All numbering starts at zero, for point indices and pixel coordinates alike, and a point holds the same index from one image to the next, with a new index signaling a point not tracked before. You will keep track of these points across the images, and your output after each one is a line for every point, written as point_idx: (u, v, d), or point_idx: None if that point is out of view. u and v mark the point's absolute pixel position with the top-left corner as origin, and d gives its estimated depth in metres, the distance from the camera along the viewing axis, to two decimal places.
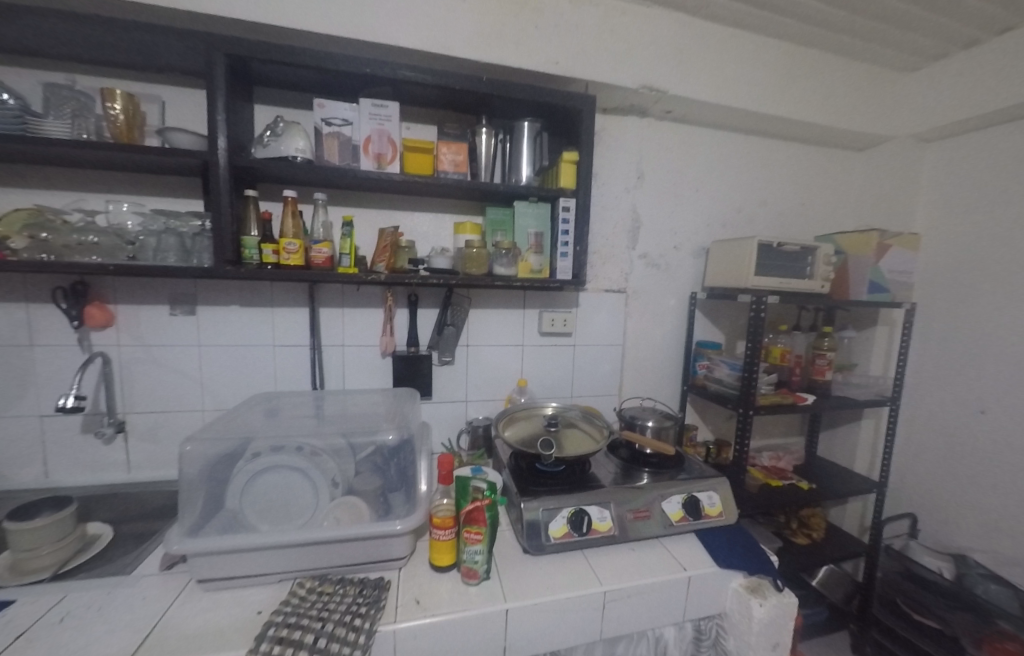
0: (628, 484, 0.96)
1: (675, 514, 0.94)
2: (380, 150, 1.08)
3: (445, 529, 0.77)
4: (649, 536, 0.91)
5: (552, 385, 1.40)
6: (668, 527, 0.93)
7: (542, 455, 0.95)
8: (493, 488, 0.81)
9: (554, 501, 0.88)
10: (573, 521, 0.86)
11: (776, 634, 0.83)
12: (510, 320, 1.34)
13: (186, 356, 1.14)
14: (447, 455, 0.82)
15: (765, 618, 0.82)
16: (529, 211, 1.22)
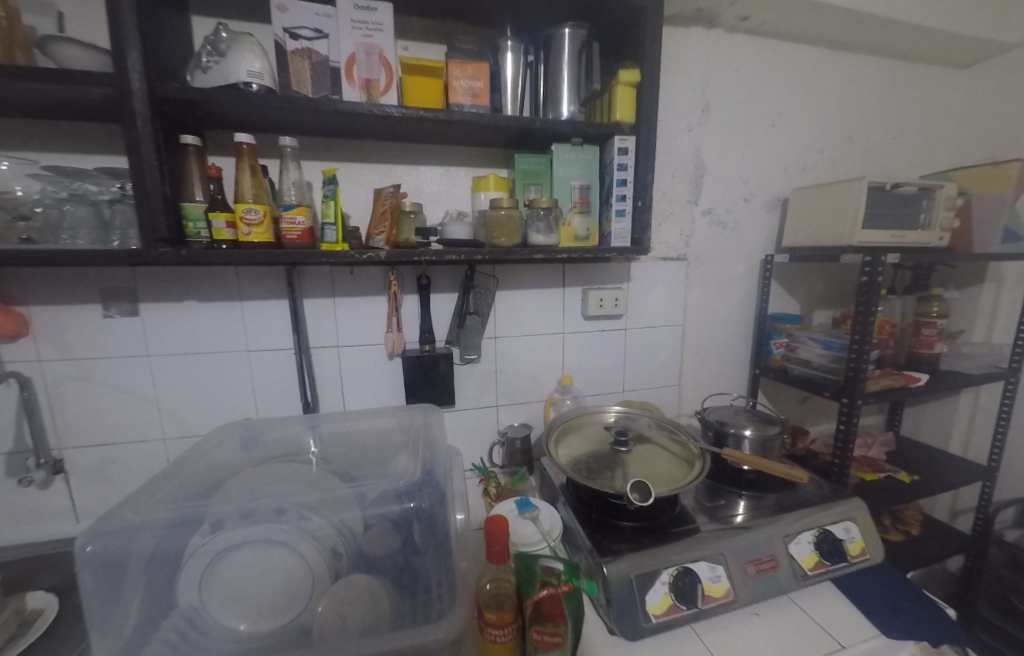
0: (739, 524, 0.70)
1: (807, 560, 0.68)
2: (369, 75, 0.78)
3: (503, 630, 0.53)
4: (777, 595, 0.66)
5: (602, 379, 1.13)
6: (801, 579, 0.67)
7: (625, 498, 0.68)
8: (573, 568, 0.55)
9: (647, 562, 0.62)
10: (678, 590, 0.61)
11: None
12: (548, 303, 1.05)
13: (134, 372, 0.86)
14: (501, 520, 0.56)
15: None
16: (570, 158, 0.90)
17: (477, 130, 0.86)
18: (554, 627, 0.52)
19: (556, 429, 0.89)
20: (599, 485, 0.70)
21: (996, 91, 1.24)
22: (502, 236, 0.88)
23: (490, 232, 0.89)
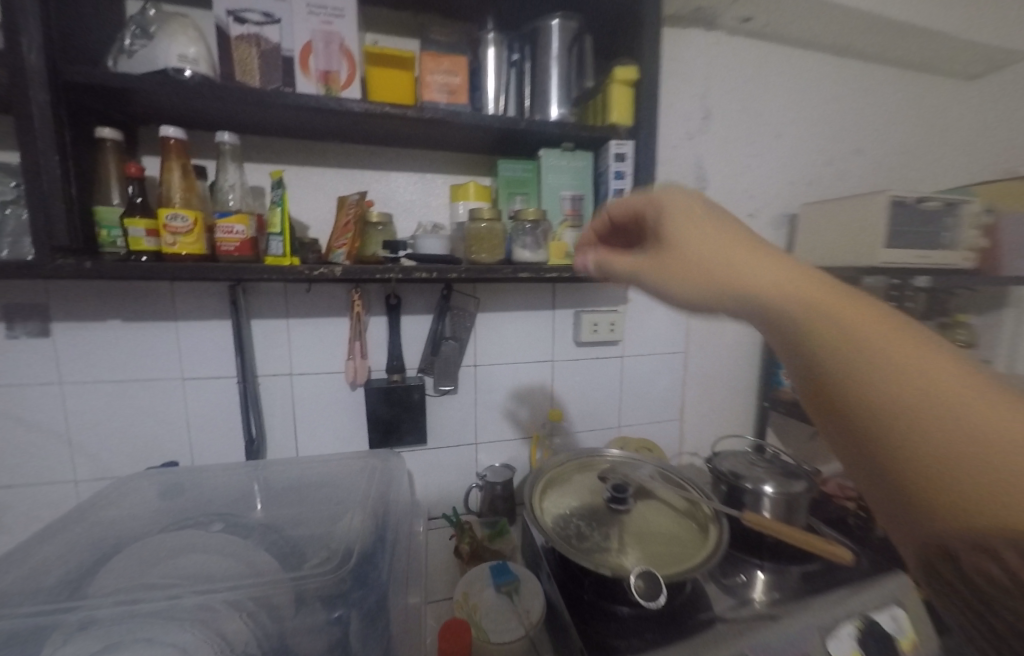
0: (761, 609, 0.57)
1: None
2: (327, 66, 0.67)
3: None
4: None
5: (596, 414, 1.00)
6: None
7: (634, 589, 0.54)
8: None
9: None
10: None
11: None
12: (535, 327, 0.93)
13: (43, 405, 0.73)
14: None
15: None
16: (561, 165, 0.79)
17: (455, 132, 0.76)
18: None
19: (545, 474, 0.77)
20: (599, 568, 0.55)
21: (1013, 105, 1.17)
22: (482, 252, 0.78)
23: (468, 249, 0.79)
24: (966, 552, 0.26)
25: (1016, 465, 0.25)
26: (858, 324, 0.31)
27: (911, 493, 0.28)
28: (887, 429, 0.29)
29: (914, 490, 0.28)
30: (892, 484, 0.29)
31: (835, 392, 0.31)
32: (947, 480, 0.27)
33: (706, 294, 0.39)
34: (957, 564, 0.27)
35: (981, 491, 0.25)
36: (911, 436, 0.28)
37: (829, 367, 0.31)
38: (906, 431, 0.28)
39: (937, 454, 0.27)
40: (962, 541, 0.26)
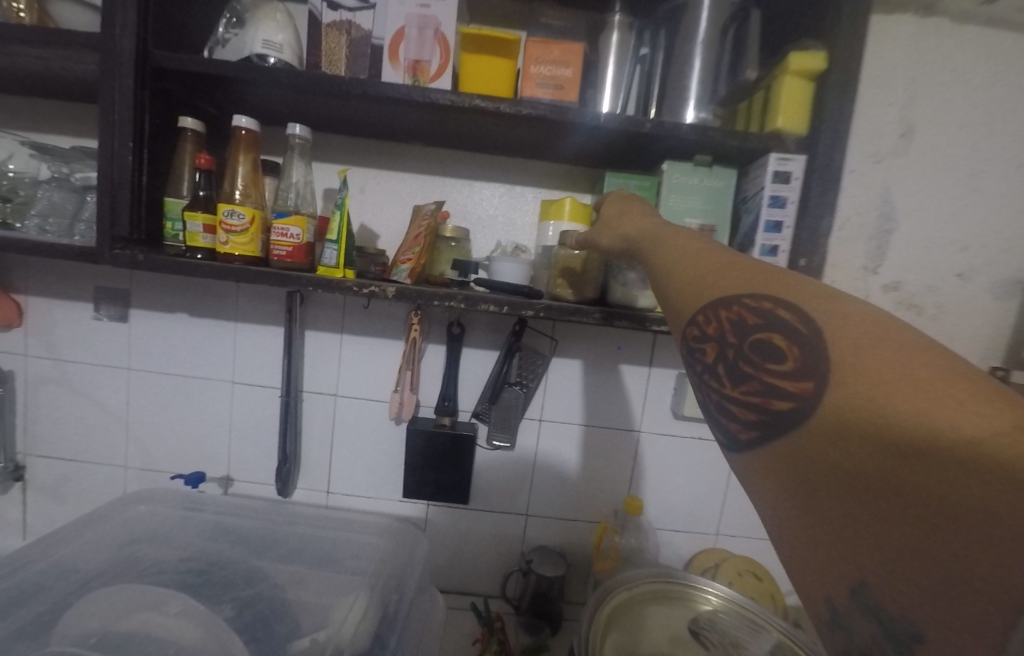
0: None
1: None
2: (418, 55, 0.58)
3: None
4: None
5: (688, 511, 0.76)
6: None
7: None
8: None
9: None
10: None
11: None
12: (622, 385, 0.73)
13: (112, 386, 0.74)
14: None
15: None
16: (689, 184, 0.58)
17: (554, 137, 0.61)
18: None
19: (621, 588, 0.57)
20: None
21: None
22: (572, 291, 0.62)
23: (551, 285, 0.63)
24: (706, 314, 0.31)
25: (742, 272, 0.31)
26: (677, 241, 0.38)
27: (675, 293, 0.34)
28: (666, 262, 0.37)
29: (679, 297, 0.34)
30: (671, 294, 0.35)
31: (646, 248, 0.41)
32: (706, 277, 0.33)
33: (620, 231, 0.47)
34: (705, 336, 0.31)
35: (723, 281, 0.31)
36: (694, 261, 0.35)
37: (645, 235, 0.43)
38: (694, 264, 0.35)
39: (700, 267, 0.34)
40: (708, 305, 0.31)
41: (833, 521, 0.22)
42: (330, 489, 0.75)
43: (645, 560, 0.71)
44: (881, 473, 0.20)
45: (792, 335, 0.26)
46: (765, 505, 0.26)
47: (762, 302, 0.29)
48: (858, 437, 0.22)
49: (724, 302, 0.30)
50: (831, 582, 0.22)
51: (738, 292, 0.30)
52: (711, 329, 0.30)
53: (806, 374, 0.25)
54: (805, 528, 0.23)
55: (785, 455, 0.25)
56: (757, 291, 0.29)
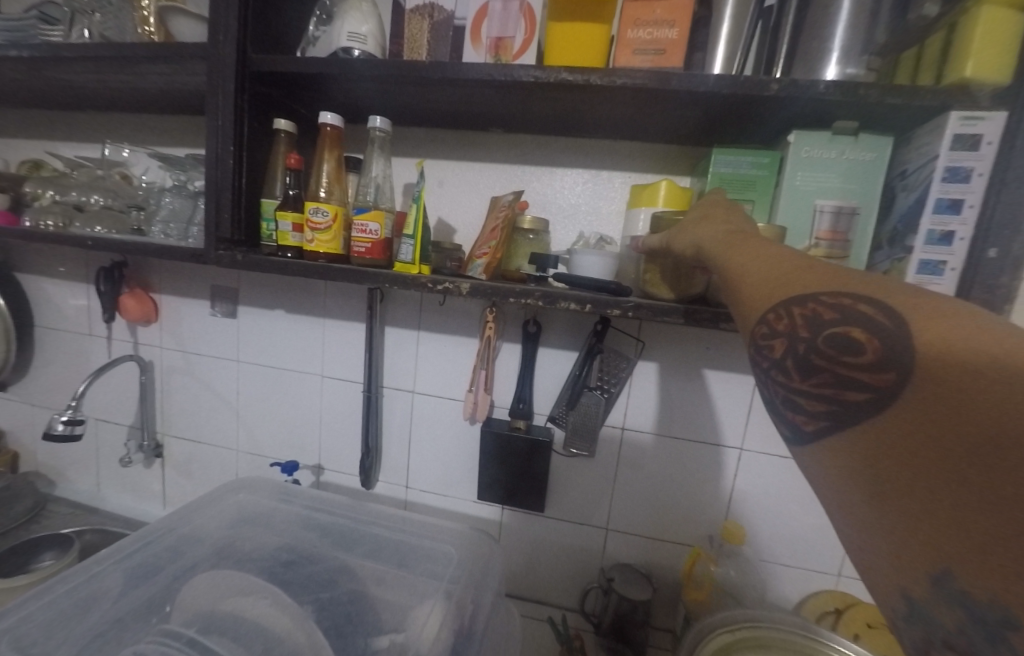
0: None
1: None
2: (501, 32, 0.53)
3: None
4: None
5: (799, 544, 0.65)
6: None
7: None
8: None
9: None
10: None
11: None
12: (719, 395, 0.64)
13: (225, 377, 0.81)
14: None
15: None
16: (823, 158, 0.47)
17: (652, 112, 0.53)
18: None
19: (721, 628, 0.50)
20: None
21: None
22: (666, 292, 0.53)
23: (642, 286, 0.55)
24: (778, 310, 0.28)
25: (817, 270, 0.29)
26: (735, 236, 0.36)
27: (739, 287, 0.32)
28: (732, 256, 0.34)
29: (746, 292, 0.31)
30: (734, 289, 0.32)
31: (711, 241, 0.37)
32: (777, 273, 0.30)
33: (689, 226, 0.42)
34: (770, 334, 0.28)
35: (797, 277, 0.29)
36: (760, 256, 0.32)
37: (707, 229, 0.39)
38: (761, 261, 0.32)
39: (768, 262, 0.31)
40: (780, 299, 0.28)
41: (921, 517, 0.21)
42: (409, 484, 0.76)
43: (746, 595, 0.63)
44: (981, 468, 0.19)
45: (874, 329, 0.24)
46: (831, 496, 0.24)
47: (841, 296, 0.26)
48: (949, 430, 0.20)
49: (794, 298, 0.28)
50: (911, 577, 0.20)
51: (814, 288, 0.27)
52: (780, 324, 0.28)
53: (889, 366, 0.23)
54: (885, 521, 0.22)
55: (863, 451, 0.23)
56: (835, 284, 0.27)
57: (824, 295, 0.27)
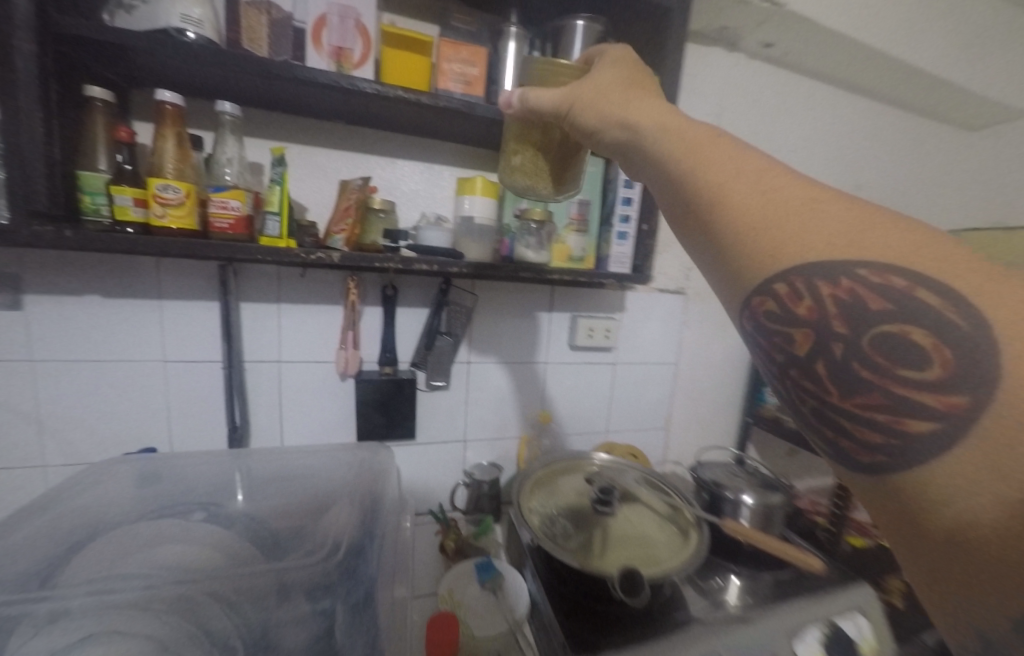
0: (733, 613, 0.55)
1: None
2: (341, 43, 0.64)
3: None
4: None
5: (583, 418, 1.02)
6: None
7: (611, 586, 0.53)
8: None
9: None
10: None
11: None
12: (529, 329, 0.93)
13: (12, 381, 0.69)
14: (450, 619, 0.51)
15: None
16: None
17: (466, 125, 0.73)
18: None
19: (543, 465, 0.78)
20: (577, 562, 0.55)
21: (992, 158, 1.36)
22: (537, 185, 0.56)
23: (507, 164, 0.56)
24: (803, 292, 0.30)
25: (841, 231, 0.30)
26: (737, 166, 0.35)
27: (739, 252, 0.34)
28: (745, 209, 0.33)
29: (751, 258, 0.33)
30: (726, 248, 0.34)
31: (685, 179, 0.37)
32: (777, 220, 0.32)
33: (591, 105, 0.45)
34: (793, 318, 0.31)
35: (804, 233, 0.31)
36: (761, 197, 0.33)
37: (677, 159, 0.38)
38: (761, 199, 0.33)
39: (775, 206, 0.32)
40: (798, 275, 0.31)
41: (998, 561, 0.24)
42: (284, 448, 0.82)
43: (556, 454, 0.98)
44: None
45: (917, 320, 0.27)
46: (892, 518, 0.28)
47: (872, 272, 0.29)
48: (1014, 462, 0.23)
49: (815, 272, 0.30)
50: (983, 598, 0.25)
51: (837, 257, 0.30)
52: (802, 306, 0.31)
53: (957, 388, 0.25)
54: (933, 544, 0.26)
55: (924, 473, 0.26)
56: (868, 251, 0.29)
57: (846, 264, 0.29)
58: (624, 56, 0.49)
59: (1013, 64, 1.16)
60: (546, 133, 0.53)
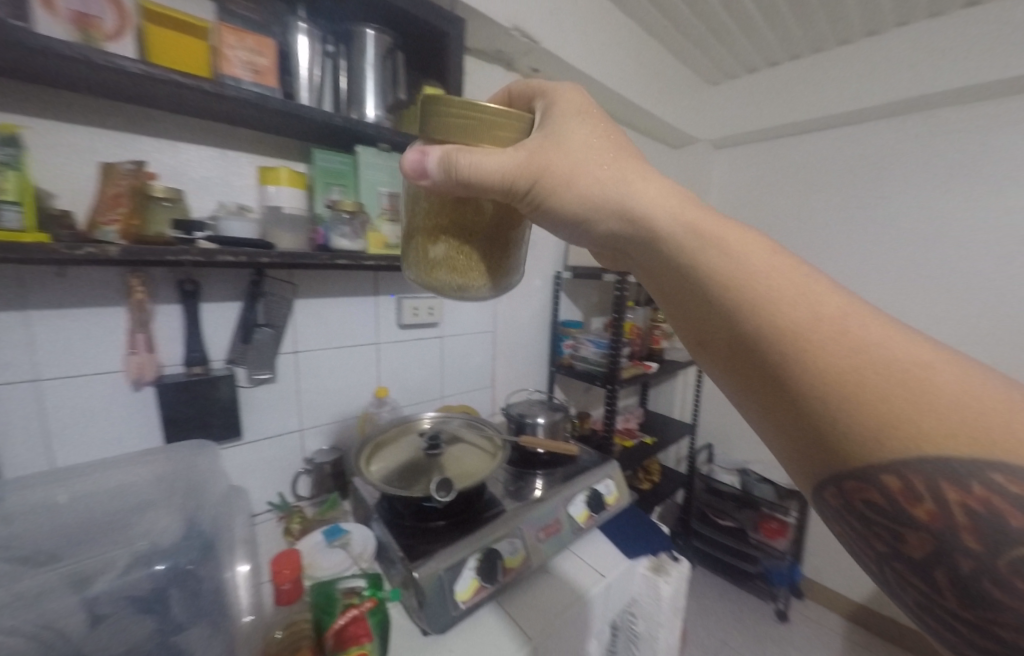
0: (535, 498, 0.77)
1: (581, 516, 0.79)
2: (86, 10, 0.57)
3: None
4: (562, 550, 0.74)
5: (419, 389, 1.13)
6: (578, 532, 0.77)
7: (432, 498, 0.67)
8: (375, 585, 0.59)
9: (456, 552, 0.62)
10: (483, 570, 0.63)
11: (679, 600, 0.81)
12: (357, 313, 0.98)
13: None
14: (288, 554, 0.59)
15: (671, 592, 0.77)
16: (379, 163, 0.89)
17: (261, 114, 0.73)
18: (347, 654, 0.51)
19: (389, 429, 0.89)
20: (404, 491, 0.68)
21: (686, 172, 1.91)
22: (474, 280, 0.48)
23: (427, 253, 0.47)
24: (930, 503, 0.32)
25: (936, 412, 0.32)
26: (846, 349, 0.34)
27: (845, 444, 0.34)
28: (861, 408, 0.33)
29: (852, 442, 0.34)
30: (833, 432, 0.35)
31: (755, 345, 0.38)
32: (883, 402, 0.33)
33: (558, 186, 0.45)
34: (902, 509, 0.33)
35: (920, 435, 0.32)
36: (862, 379, 0.33)
37: (746, 321, 0.38)
38: (872, 387, 0.33)
39: (883, 394, 0.33)
40: (921, 484, 0.32)
41: None
42: None
43: None
44: None
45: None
46: None
47: (1000, 476, 0.30)
48: None
49: (925, 468, 0.32)
50: None
51: (945, 450, 0.31)
52: (919, 504, 0.32)
53: None
54: None
55: None
56: (994, 464, 0.30)
57: (960, 463, 0.31)
58: (581, 115, 0.48)
59: (688, 106, 1.72)
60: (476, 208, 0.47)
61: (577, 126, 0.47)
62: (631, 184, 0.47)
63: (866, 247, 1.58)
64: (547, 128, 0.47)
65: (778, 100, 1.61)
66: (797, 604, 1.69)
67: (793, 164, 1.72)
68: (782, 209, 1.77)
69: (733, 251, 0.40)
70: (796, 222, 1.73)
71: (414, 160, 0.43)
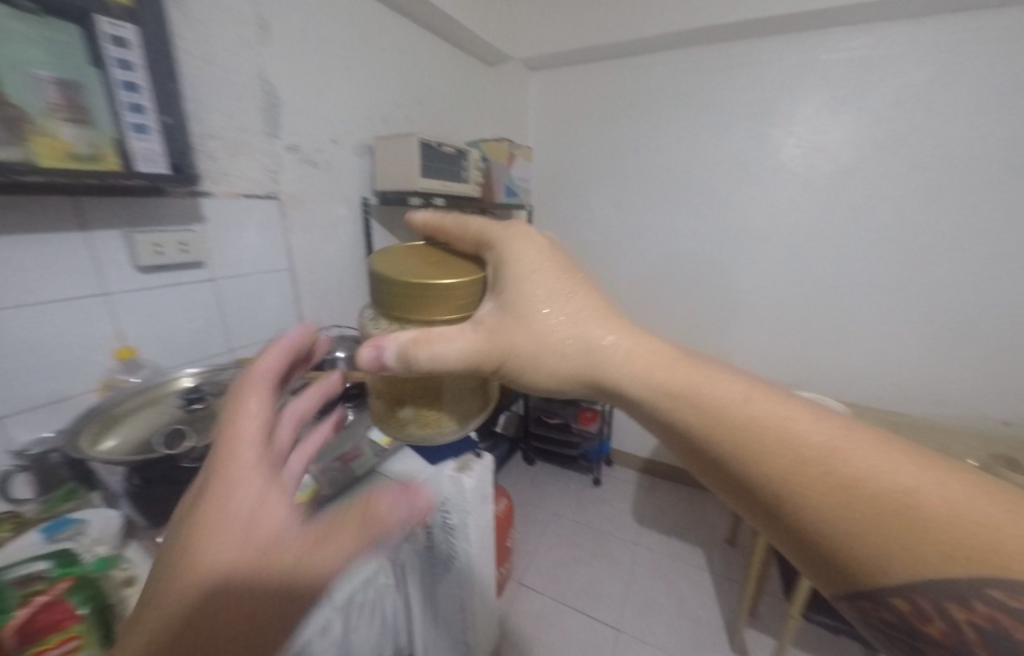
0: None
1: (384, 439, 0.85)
2: None
3: None
4: (360, 473, 0.79)
5: (193, 343, 0.95)
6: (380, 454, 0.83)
7: (182, 453, 0.61)
8: (72, 563, 0.52)
9: None
10: None
11: (485, 486, 0.94)
12: (56, 255, 0.74)
13: None
14: None
15: (473, 483, 0.89)
16: (18, 32, 0.61)
17: None
18: (45, 642, 0.45)
19: (135, 396, 0.74)
20: (142, 456, 0.59)
21: (508, 94, 1.86)
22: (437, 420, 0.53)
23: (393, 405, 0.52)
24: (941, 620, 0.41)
25: (904, 520, 0.42)
26: (851, 503, 0.43)
27: (841, 552, 0.44)
28: (869, 547, 0.43)
29: (862, 569, 0.43)
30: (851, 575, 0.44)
31: (756, 484, 0.47)
32: (874, 524, 0.43)
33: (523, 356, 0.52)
34: (914, 623, 0.42)
35: (901, 560, 0.41)
36: (839, 499, 0.44)
37: (738, 464, 0.48)
38: (853, 514, 0.43)
39: (863, 519, 0.43)
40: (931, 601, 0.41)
41: None
42: None
43: None
44: None
45: (982, 595, 0.39)
46: None
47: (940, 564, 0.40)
48: None
49: (898, 570, 0.42)
50: None
51: (936, 571, 0.40)
52: (927, 618, 0.41)
53: None
54: None
55: None
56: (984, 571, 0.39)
57: (960, 584, 0.40)
58: (534, 267, 0.51)
59: (499, 15, 1.60)
60: (444, 377, 0.50)
61: (535, 286, 0.51)
62: (605, 341, 0.55)
63: (651, 173, 1.79)
64: (502, 297, 0.50)
65: (579, 20, 1.62)
66: (608, 470, 2.15)
67: (601, 89, 1.79)
68: (586, 136, 1.87)
69: (732, 413, 0.50)
70: (601, 150, 1.86)
71: (370, 356, 0.47)
